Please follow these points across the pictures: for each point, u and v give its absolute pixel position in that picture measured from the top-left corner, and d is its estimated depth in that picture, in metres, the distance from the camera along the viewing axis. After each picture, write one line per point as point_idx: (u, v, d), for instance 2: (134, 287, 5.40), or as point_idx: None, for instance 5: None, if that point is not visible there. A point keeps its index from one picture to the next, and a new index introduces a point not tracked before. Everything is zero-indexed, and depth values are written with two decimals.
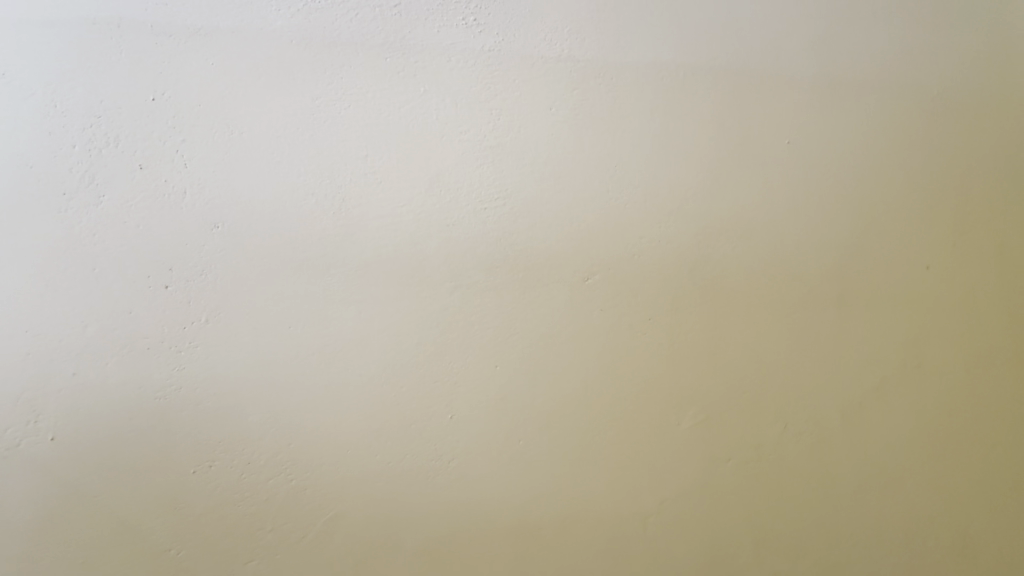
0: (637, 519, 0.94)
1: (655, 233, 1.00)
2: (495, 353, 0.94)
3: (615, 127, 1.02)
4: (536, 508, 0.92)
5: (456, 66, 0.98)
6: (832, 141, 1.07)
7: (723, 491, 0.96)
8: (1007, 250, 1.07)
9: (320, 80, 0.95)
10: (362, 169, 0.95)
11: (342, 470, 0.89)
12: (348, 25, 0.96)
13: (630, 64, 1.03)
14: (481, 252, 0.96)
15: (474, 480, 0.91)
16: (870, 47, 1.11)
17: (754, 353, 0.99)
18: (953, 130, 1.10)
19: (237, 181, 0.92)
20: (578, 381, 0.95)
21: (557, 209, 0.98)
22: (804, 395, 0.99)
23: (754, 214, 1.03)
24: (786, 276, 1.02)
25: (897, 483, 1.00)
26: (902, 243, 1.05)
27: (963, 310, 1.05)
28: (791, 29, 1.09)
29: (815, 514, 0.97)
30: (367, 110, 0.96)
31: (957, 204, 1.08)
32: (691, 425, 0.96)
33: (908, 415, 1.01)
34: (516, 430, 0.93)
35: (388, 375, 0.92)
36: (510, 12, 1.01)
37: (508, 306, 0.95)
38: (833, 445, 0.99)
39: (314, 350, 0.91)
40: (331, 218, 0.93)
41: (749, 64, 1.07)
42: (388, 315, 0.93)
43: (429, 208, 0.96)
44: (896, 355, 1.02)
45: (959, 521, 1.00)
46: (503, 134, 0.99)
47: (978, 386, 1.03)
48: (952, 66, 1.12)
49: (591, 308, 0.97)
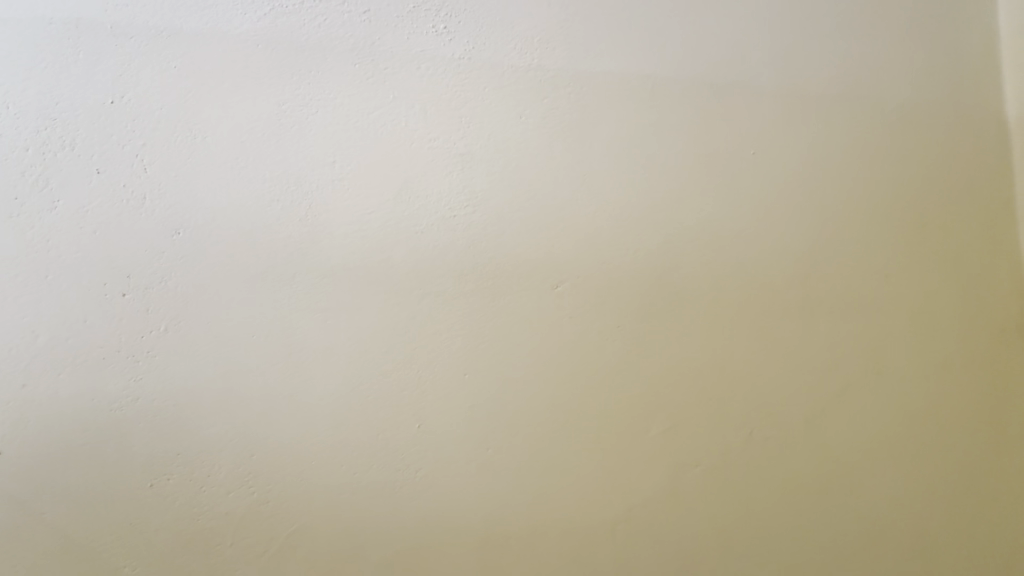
0: (605, 526, 0.93)
1: (623, 242, 1.01)
2: (463, 361, 0.94)
3: (584, 136, 1.03)
4: (503, 518, 0.91)
5: (425, 73, 0.99)
6: (795, 152, 1.10)
7: (690, 497, 0.96)
8: (962, 259, 1.11)
9: (286, 85, 0.95)
10: (329, 175, 0.94)
11: (306, 482, 0.88)
12: (316, 30, 0.97)
13: (598, 74, 1.05)
14: (449, 259, 0.95)
15: (441, 491, 0.90)
16: (831, 61, 1.14)
17: (720, 360, 1.01)
18: (911, 142, 1.14)
19: (199, 186, 0.91)
20: (547, 389, 0.95)
21: (526, 216, 0.99)
22: (768, 401, 1.01)
23: (720, 223, 1.05)
24: (752, 284, 1.04)
25: (860, 485, 1.02)
26: (863, 252, 1.08)
27: (921, 317, 1.08)
28: (753, 44, 1.12)
29: (780, 519, 0.98)
30: (336, 116, 0.96)
31: (914, 215, 1.11)
32: (659, 433, 0.97)
33: (869, 421, 1.04)
34: (484, 439, 0.92)
35: (355, 384, 0.91)
36: (480, 19, 1.03)
37: (476, 314, 0.95)
38: (797, 451, 1.01)
39: (279, 360, 0.90)
40: (297, 225, 0.92)
41: (714, 76, 1.09)
42: (355, 324, 0.92)
43: (398, 214, 0.95)
44: (858, 362, 1.05)
45: (918, 524, 1.02)
46: (472, 142, 0.99)
47: (936, 391, 1.06)
48: (909, 81, 1.16)
49: (560, 316, 0.97)
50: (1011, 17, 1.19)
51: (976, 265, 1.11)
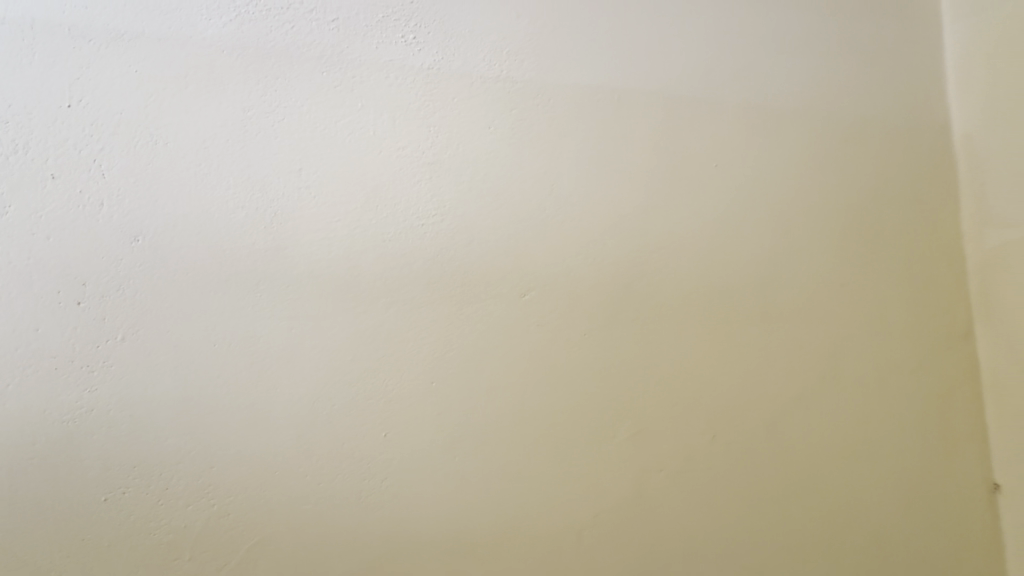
0: (571, 532, 0.94)
1: (589, 251, 1.03)
2: (430, 370, 0.94)
3: (551, 146, 1.05)
4: (470, 526, 0.91)
5: (394, 82, 1.00)
6: (754, 165, 1.14)
7: (655, 502, 0.98)
8: (911, 269, 1.17)
9: (252, 92, 0.94)
10: (295, 182, 0.94)
11: (268, 493, 0.86)
12: (283, 37, 0.97)
13: (565, 87, 1.07)
14: (417, 267, 0.96)
15: (408, 500, 0.90)
16: (788, 79, 1.19)
17: (685, 366, 1.03)
18: (863, 157, 1.19)
19: (160, 193, 0.89)
20: (514, 396, 0.96)
21: (493, 225, 1.00)
22: (731, 407, 1.04)
23: (683, 233, 1.07)
24: (714, 292, 1.07)
25: (819, 488, 1.05)
26: (819, 262, 1.13)
27: (873, 324, 1.13)
28: (714, 60, 1.16)
29: (742, 520, 1.01)
30: (303, 123, 0.95)
31: (867, 226, 1.17)
32: (625, 438, 0.98)
33: (826, 424, 1.07)
34: (451, 447, 0.92)
35: (320, 393, 0.90)
36: (449, 32, 1.04)
37: (444, 322, 0.95)
38: (758, 454, 1.04)
39: (241, 369, 0.88)
40: (262, 232, 0.91)
41: (677, 91, 1.13)
42: (321, 332, 0.91)
43: (365, 222, 0.95)
44: (815, 368, 1.09)
45: (872, 524, 1.06)
46: (441, 151, 1.00)
47: (888, 396, 1.11)
48: (861, 99, 1.22)
49: (528, 324, 0.98)
50: (955, 39, 1.26)
51: (924, 275, 1.17)
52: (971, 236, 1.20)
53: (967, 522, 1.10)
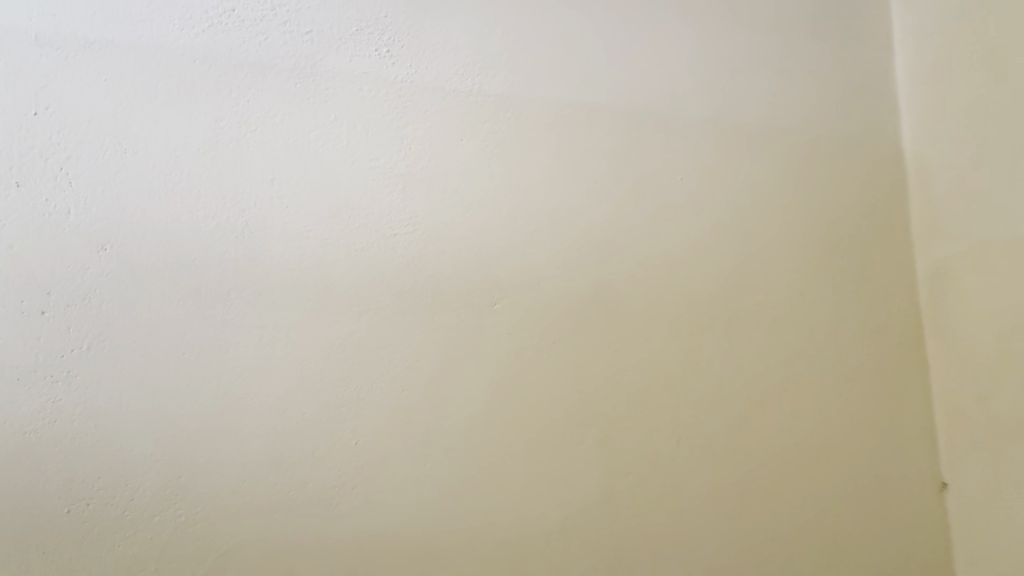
0: (540, 536, 0.96)
1: (558, 260, 1.06)
2: (401, 377, 0.95)
3: (522, 159, 1.08)
4: (440, 531, 0.92)
5: (367, 94, 1.02)
6: (717, 178, 1.19)
7: (622, 505, 1.01)
8: (864, 279, 1.23)
9: (224, 102, 0.95)
10: (267, 192, 0.95)
11: (237, 502, 0.86)
12: (256, 47, 0.98)
13: (536, 101, 1.11)
14: (389, 276, 0.97)
15: (377, 508, 0.91)
16: (748, 97, 1.25)
17: (651, 373, 1.07)
18: (819, 172, 1.25)
19: (128, 202, 0.89)
20: (484, 402, 0.98)
21: (465, 236, 1.02)
22: (694, 412, 1.08)
23: (649, 244, 1.11)
24: (679, 301, 1.11)
25: (779, 489, 1.09)
26: (778, 272, 1.18)
27: (829, 332, 1.18)
28: (679, 77, 1.21)
29: (705, 522, 1.04)
30: (275, 134, 0.96)
31: (822, 238, 1.22)
32: (593, 443, 1.01)
33: (785, 428, 1.12)
34: (422, 453, 0.94)
35: (290, 401, 0.91)
36: (422, 46, 1.07)
37: (416, 330, 0.97)
38: (721, 458, 1.08)
39: (211, 378, 0.88)
40: (233, 241, 0.92)
41: (643, 106, 1.17)
42: (293, 341, 0.92)
43: (337, 232, 0.96)
44: (774, 374, 1.14)
45: (829, 524, 1.11)
46: (414, 162, 1.02)
47: (844, 401, 1.16)
48: (818, 117, 1.28)
49: (498, 332, 1.00)
50: (905, 62, 1.33)
51: (876, 284, 1.23)
52: (920, 248, 1.27)
53: (916, 519, 1.15)
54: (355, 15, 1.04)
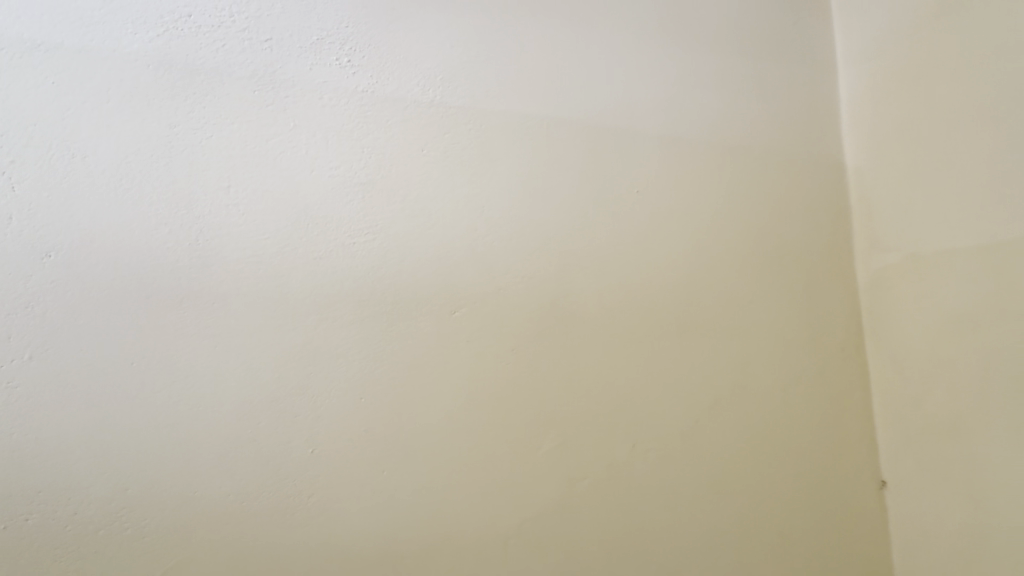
0: (498, 541, 0.98)
1: (517, 269, 1.08)
2: (360, 385, 0.95)
3: (483, 169, 1.10)
4: (397, 538, 0.93)
5: (328, 103, 1.02)
6: (671, 191, 1.23)
7: (579, 508, 1.03)
8: (809, 288, 1.30)
9: (179, 108, 0.94)
10: (222, 199, 0.94)
11: (187, 514, 0.85)
12: (213, 54, 0.97)
13: (496, 113, 1.13)
14: (348, 285, 0.98)
15: (334, 517, 0.91)
16: (701, 113, 1.30)
17: (608, 379, 1.10)
18: (767, 186, 1.32)
19: (75, 208, 0.87)
20: (443, 409, 0.99)
21: (425, 244, 1.03)
22: (649, 417, 1.11)
23: (606, 254, 1.15)
24: (635, 309, 1.15)
25: (731, 491, 1.14)
26: (729, 282, 1.23)
27: (777, 338, 1.24)
28: (636, 93, 1.26)
29: (659, 524, 1.08)
30: (231, 141, 0.96)
31: (770, 249, 1.29)
32: (550, 449, 1.04)
33: (736, 431, 1.16)
34: (380, 461, 0.94)
35: (245, 410, 0.90)
36: (383, 57, 1.08)
37: (375, 337, 0.97)
38: (675, 460, 1.11)
39: (161, 388, 0.87)
40: (186, 249, 0.91)
41: (601, 120, 1.21)
42: (249, 350, 0.91)
43: (296, 240, 0.96)
44: (725, 379, 1.18)
45: (777, 523, 1.15)
46: (374, 171, 1.03)
47: (791, 404, 1.22)
48: (766, 134, 1.35)
49: (458, 339, 1.02)
50: (847, 84, 1.42)
51: (820, 293, 1.30)
52: (861, 260, 1.34)
53: (858, 516, 1.22)
54: (316, 25, 1.05)
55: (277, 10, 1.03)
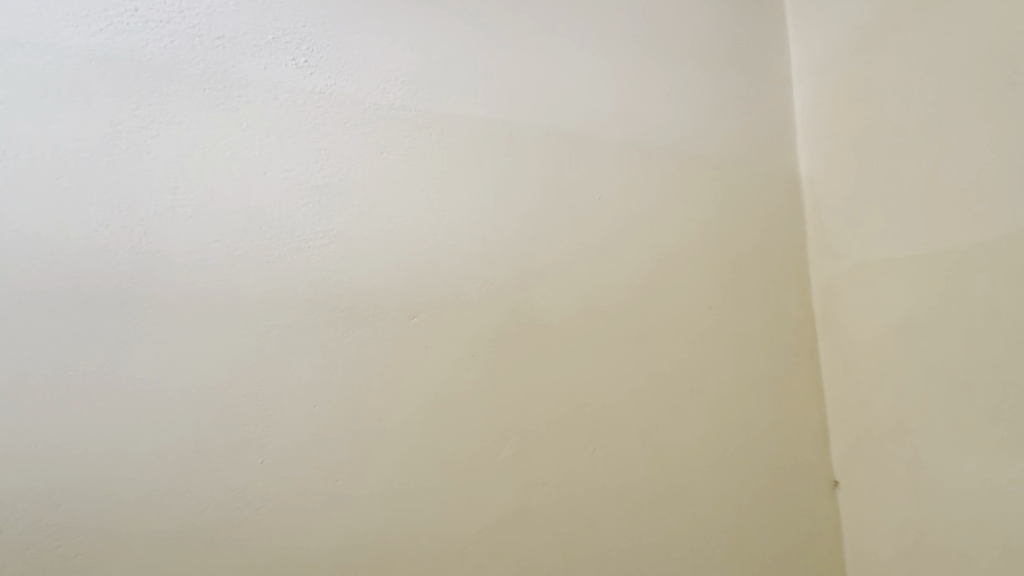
0: (456, 549, 0.96)
1: (477, 274, 1.08)
2: (314, 393, 0.93)
3: (445, 174, 1.10)
4: (351, 550, 0.91)
5: (284, 104, 1.00)
6: (631, 197, 1.25)
7: (539, 514, 1.03)
8: (765, 294, 1.33)
9: (124, 105, 0.92)
10: (168, 201, 0.92)
11: (125, 529, 0.81)
12: (161, 50, 0.95)
13: (458, 118, 1.13)
14: (302, 290, 0.96)
15: (285, 529, 0.88)
16: (661, 122, 1.33)
17: (570, 384, 1.10)
18: (725, 194, 1.35)
19: (8, 208, 0.84)
20: (401, 416, 0.97)
21: (384, 249, 1.02)
22: (609, 421, 1.12)
23: (566, 259, 1.16)
24: (596, 314, 1.16)
25: (689, 493, 1.15)
26: (688, 287, 1.26)
27: (734, 342, 1.27)
28: (596, 101, 1.27)
29: (619, 527, 1.08)
30: (179, 141, 0.93)
31: (728, 255, 1.31)
32: (511, 455, 1.03)
33: (695, 435, 1.18)
34: (333, 470, 0.92)
35: (190, 419, 0.87)
36: (343, 59, 1.06)
37: (330, 343, 0.96)
38: (634, 464, 1.12)
39: (99, 396, 0.84)
40: (128, 252, 0.88)
41: (562, 127, 1.22)
42: (193, 356, 0.89)
43: (247, 244, 0.94)
44: (685, 383, 1.20)
45: (735, 525, 1.17)
46: (331, 174, 1.01)
47: (748, 408, 1.25)
48: (724, 143, 1.38)
49: (417, 344, 1.01)
50: (802, 98, 1.47)
51: (775, 298, 1.34)
52: (814, 267, 1.39)
53: (812, 515, 1.25)
54: (271, 23, 1.03)
55: (230, 8, 1.01)
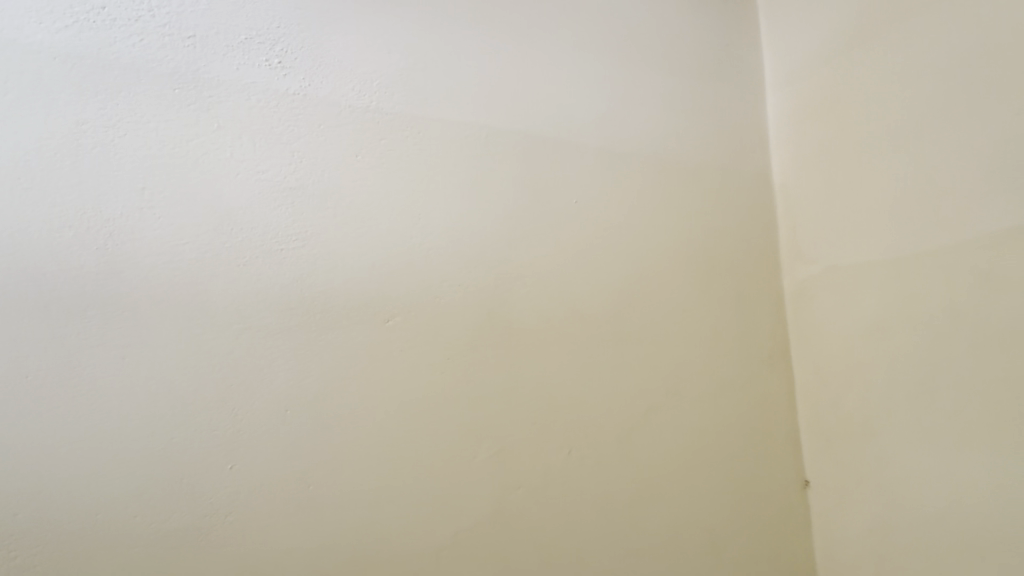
0: (430, 554, 0.96)
1: (454, 277, 1.08)
2: (286, 397, 0.92)
3: (421, 176, 1.09)
4: (322, 557, 0.90)
5: (257, 105, 0.99)
6: (607, 202, 1.26)
7: (513, 517, 1.03)
8: (739, 297, 1.36)
9: (89, 104, 0.90)
10: (135, 202, 0.90)
11: (86, 537, 0.80)
12: (129, 49, 0.93)
13: (435, 121, 1.13)
14: (274, 293, 0.95)
15: (255, 536, 0.87)
16: (637, 127, 1.34)
17: (546, 387, 1.11)
18: (699, 199, 1.37)
19: None
20: (375, 420, 0.97)
21: (359, 252, 1.01)
22: (585, 423, 1.13)
23: (542, 263, 1.16)
24: (572, 317, 1.17)
25: (664, 494, 1.16)
26: (664, 291, 1.27)
27: (708, 345, 1.29)
28: (573, 105, 1.28)
29: (593, 529, 1.09)
30: (147, 141, 0.92)
31: (702, 259, 1.34)
32: (486, 458, 1.03)
33: (670, 436, 1.20)
34: (305, 476, 0.91)
35: (156, 425, 0.86)
36: (318, 60, 1.06)
37: (303, 347, 0.95)
38: (609, 466, 1.13)
39: (60, 402, 0.82)
40: (92, 254, 0.87)
41: (538, 131, 1.23)
42: (160, 361, 0.87)
43: (217, 246, 0.93)
44: (660, 385, 1.21)
45: (708, 525, 1.19)
46: (304, 176, 1.00)
47: (722, 410, 1.26)
48: (699, 149, 1.40)
49: (392, 347, 1.00)
50: (775, 105, 1.51)
51: (749, 302, 1.36)
52: (787, 271, 1.42)
53: (783, 515, 1.27)
54: (244, 23, 1.01)
55: (202, 7, 0.99)
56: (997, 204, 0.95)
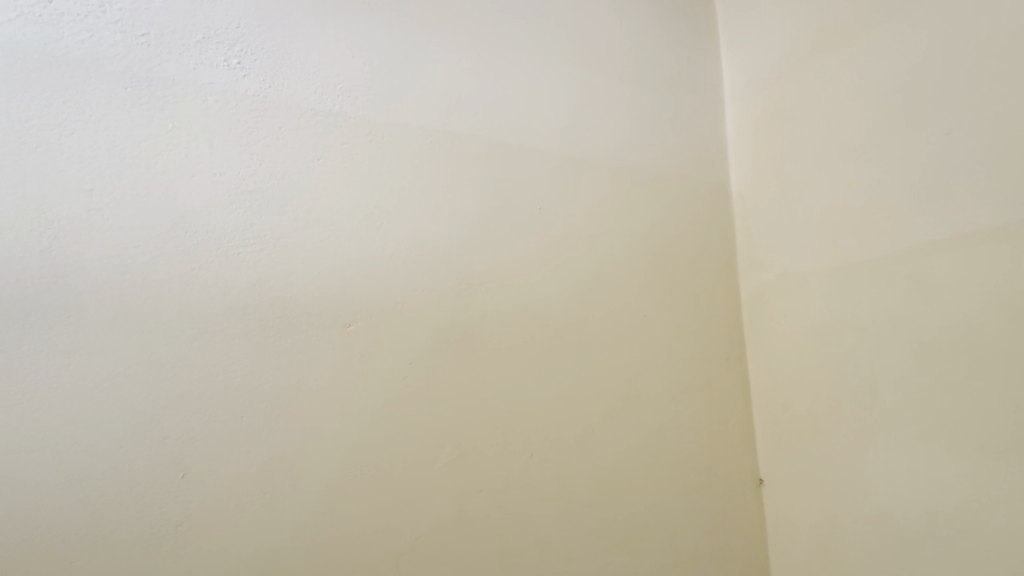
0: (390, 558, 0.96)
1: (416, 281, 1.08)
2: (243, 403, 0.91)
3: (384, 180, 1.09)
4: (278, 564, 0.89)
5: (214, 106, 0.97)
6: (569, 208, 1.29)
7: (474, 520, 1.04)
8: (698, 302, 1.40)
9: (34, 102, 0.87)
10: (82, 204, 0.87)
11: (25, 550, 0.77)
12: (77, 45, 0.90)
13: (398, 126, 1.13)
14: (232, 296, 0.93)
15: (207, 545, 0.85)
16: (599, 135, 1.38)
17: (508, 390, 1.12)
18: (659, 206, 1.41)
19: None
20: (335, 425, 0.96)
21: (320, 256, 1.01)
22: (546, 426, 1.15)
23: (505, 268, 1.18)
24: (535, 322, 1.18)
25: (623, 495, 1.19)
26: (625, 296, 1.30)
27: (667, 349, 1.33)
28: (536, 113, 1.30)
29: (554, 530, 1.11)
30: (97, 141, 0.89)
31: (662, 265, 1.37)
32: (448, 461, 1.04)
33: (630, 438, 1.22)
34: (262, 482, 0.90)
35: (103, 432, 0.83)
36: (278, 61, 1.05)
37: (261, 351, 0.93)
38: (570, 468, 1.15)
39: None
40: (36, 257, 0.84)
41: (502, 138, 1.25)
42: (107, 366, 0.85)
43: (170, 249, 0.91)
44: (621, 388, 1.24)
45: (665, 524, 1.22)
46: (263, 179, 0.99)
47: (680, 412, 1.30)
48: (659, 158, 1.44)
49: (353, 351, 1.00)
50: (734, 117, 1.57)
51: (707, 307, 1.41)
52: (743, 277, 1.47)
53: (738, 513, 1.31)
54: (202, 23, 1.00)
55: (158, 5, 0.97)
56: (930, 215, 1.01)
